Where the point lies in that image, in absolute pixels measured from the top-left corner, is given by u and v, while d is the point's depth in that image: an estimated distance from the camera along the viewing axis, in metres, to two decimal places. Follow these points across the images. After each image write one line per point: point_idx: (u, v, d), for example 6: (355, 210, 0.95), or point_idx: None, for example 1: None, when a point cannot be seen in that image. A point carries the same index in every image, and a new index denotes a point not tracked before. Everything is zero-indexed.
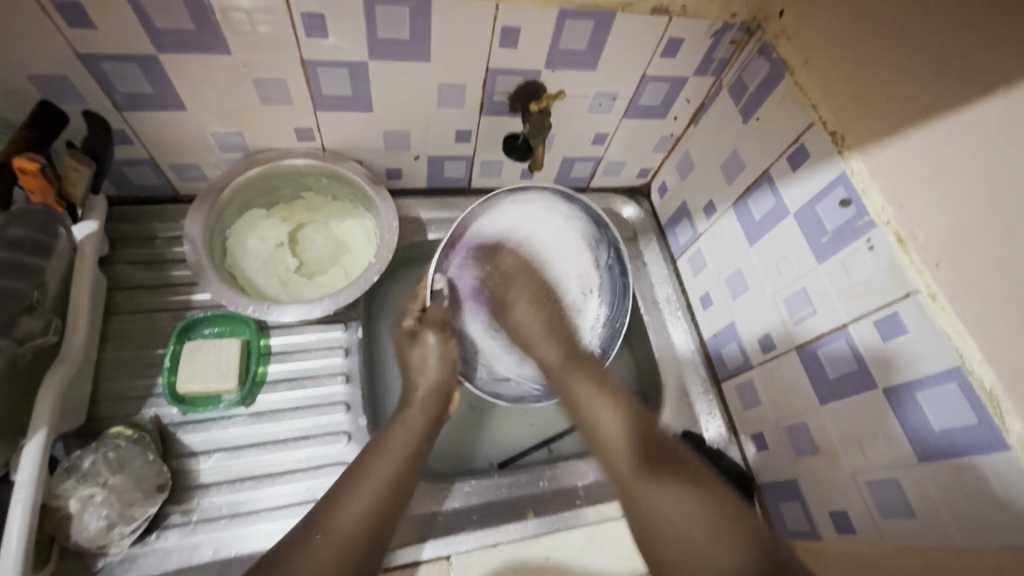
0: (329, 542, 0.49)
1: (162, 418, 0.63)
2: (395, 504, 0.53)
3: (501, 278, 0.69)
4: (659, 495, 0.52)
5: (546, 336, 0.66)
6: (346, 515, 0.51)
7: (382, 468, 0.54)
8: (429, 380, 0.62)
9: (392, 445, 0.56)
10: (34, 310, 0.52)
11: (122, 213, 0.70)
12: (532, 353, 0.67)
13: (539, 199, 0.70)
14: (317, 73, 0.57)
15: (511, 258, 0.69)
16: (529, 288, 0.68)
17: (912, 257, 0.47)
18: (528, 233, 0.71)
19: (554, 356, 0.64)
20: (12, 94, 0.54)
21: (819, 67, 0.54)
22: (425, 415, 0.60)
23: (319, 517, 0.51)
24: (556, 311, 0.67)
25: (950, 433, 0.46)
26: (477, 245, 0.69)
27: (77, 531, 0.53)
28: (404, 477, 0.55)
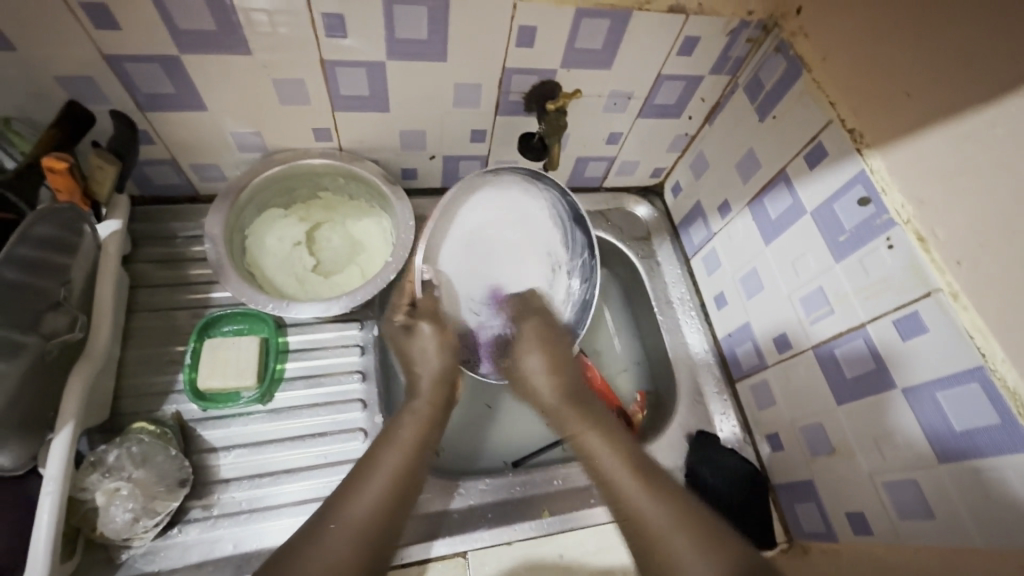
0: (347, 533, 0.46)
1: (183, 414, 0.64)
2: (406, 497, 0.51)
3: (519, 321, 0.66)
4: (642, 511, 0.50)
5: (549, 371, 0.61)
6: (361, 506, 0.48)
7: (393, 460, 0.52)
8: (430, 369, 0.60)
9: (401, 435, 0.54)
10: (62, 307, 0.53)
11: (144, 212, 0.71)
12: (539, 401, 0.61)
13: (509, 180, 0.69)
14: (335, 73, 0.58)
15: (518, 307, 0.67)
16: (547, 346, 0.63)
17: (933, 255, 0.46)
18: (499, 212, 0.69)
19: (554, 395, 0.59)
20: (40, 96, 0.55)
21: (837, 65, 0.54)
22: (432, 406, 0.58)
23: (333, 506, 0.48)
24: (560, 342, 0.64)
25: (970, 433, 0.45)
26: (454, 227, 0.67)
27: (103, 523, 0.54)
28: (416, 469, 0.53)
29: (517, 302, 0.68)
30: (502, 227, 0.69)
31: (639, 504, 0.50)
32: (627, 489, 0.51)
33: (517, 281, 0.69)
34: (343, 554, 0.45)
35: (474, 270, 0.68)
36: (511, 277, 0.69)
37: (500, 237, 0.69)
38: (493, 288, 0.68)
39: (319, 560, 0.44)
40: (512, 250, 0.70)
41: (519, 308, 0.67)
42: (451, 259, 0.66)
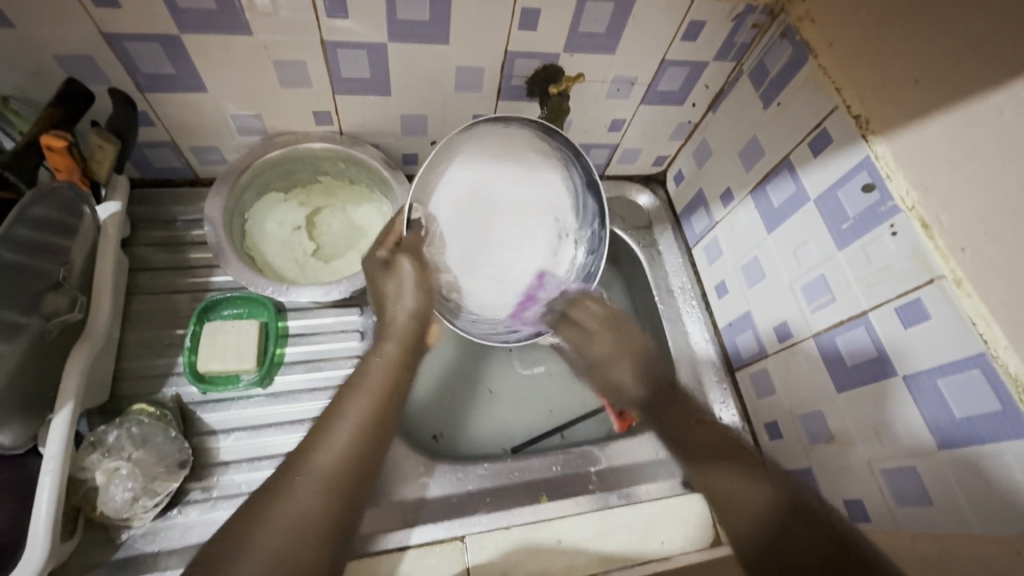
0: (312, 480, 0.43)
1: (183, 397, 0.64)
2: (377, 441, 0.48)
3: (584, 343, 0.62)
4: (716, 470, 0.52)
5: (636, 376, 0.60)
6: (329, 450, 0.45)
7: (362, 401, 0.49)
8: (407, 306, 0.55)
9: (370, 378, 0.51)
10: (61, 287, 0.53)
11: (144, 196, 0.71)
12: (623, 394, 0.61)
13: (521, 132, 0.63)
14: (336, 55, 0.57)
15: (574, 329, 0.63)
16: (631, 352, 0.61)
17: (937, 242, 0.46)
18: (506, 166, 0.63)
19: (643, 390, 0.59)
20: (39, 75, 0.55)
21: (844, 49, 0.53)
22: (400, 347, 0.53)
23: (300, 452, 0.45)
24: (639, 345, 0.61)
25: (971, 420, 0.45)
26: (453, 176, 0.62)
27: (103, 502, 0.54)
28: (386, 411, 0.50)
29: (574, 324, 0.63)
30: (506, 185, 0.64)
31: (711, 477, 0.52)
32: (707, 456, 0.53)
33: (518, 243, 0.65)
34: (314, 501, 0.42)
35: (471, 227, 0.63)
36: (511, 239, 0.64)
37: (502, 196, 0.64)
38: (490, 248, 0.64)
39: (286, 511, 0.41)
40: (515, 210, 0.64)
41: (583, 334, 0.62)
42: (443, 211, 0.61)
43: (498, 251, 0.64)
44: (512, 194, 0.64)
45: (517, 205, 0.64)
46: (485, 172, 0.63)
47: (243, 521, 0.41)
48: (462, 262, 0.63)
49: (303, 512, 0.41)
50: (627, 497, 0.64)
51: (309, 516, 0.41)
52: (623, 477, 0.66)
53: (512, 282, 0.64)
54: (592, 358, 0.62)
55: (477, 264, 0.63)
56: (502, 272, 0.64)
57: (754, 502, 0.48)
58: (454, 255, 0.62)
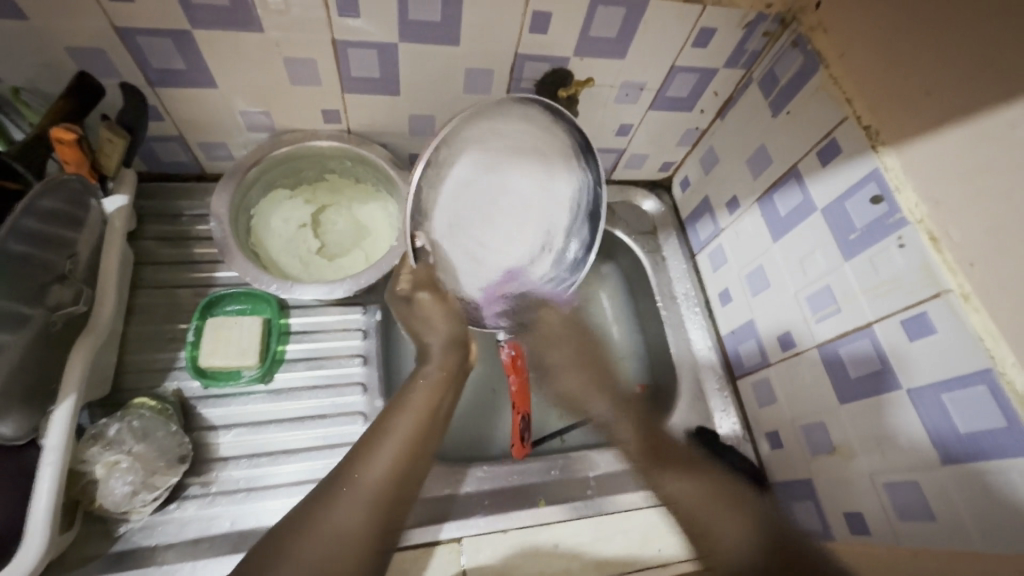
0: (360, 492, 0.45)
1: (184, 391, 0.64)
2: (419, 464, 0.49)
3: (542, 350, 0.70)
4: (675, 480, 0.57)
5: (592, 391, 0.68)
6: (375, 469, 0.46)
7: (408, 422, 0.50)
8: (438, 338, 0.58)
9: (415, 401, 0.52)
10: (66, 279, 0.53)
11: (150, 189, 0.71)
12: (583, 405, 0.69)
13: (560, 139, 0.61)
14: (346, 54, 0.57)
15: (538, 341, 0.69)
16: (586, 360, 0.70)
17: (945, 256, 0.46)
18: (517, 153, 0.60)
19: (602, 407, 0.66)
20: (49, 66, 0.55)
21: (856, 60, 0.53)
22: (442, 371, 0.56)
23: (347, 470, 0.46)
24: (600, 367, 0.69)
25: (975, 436, 0.45)
26: (477, 139, 0.58)
27: (102, 495, 0.54)
28: (428, 435, 0.51)
29: (535, 332, 0.69)
30: (526, 184, 0.62)
31: (668, 484, 0.58)
32: (663, 474, 0.59)
33: (505, 245, 0.62)
34: (358, 517, 0.43)
35: (471, 194, 0.59)
36: (499, 232, 0.62)
37: (513, 190, 0.62)
38: (480, 228, 0.60)
39: (335, 522, 0.42)
40: (513, 199, 0.62)
41: (544, 340, 0.69)
42: (451, 171, 0.57)
43: (483, 234, 0.61)
44: (512, 181, 0.61)
45: (520, 214, 0.63)
46: (493, 152, 0.59)
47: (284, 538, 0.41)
48: (446, 219, 0.58)
49: (349, 525, 0.42)
50: (625, 503, 0.64)
51: (350, 531, 0.42)
52: (623, 483, 0.67)
53: (480, 270, 0.61)
54: (548, 365, 0.71)
55: (465, 242, 0.60)
56: (481, 258, 0.61)
57: (730, 532, 0.51)
58: (447, 229, 0.58)
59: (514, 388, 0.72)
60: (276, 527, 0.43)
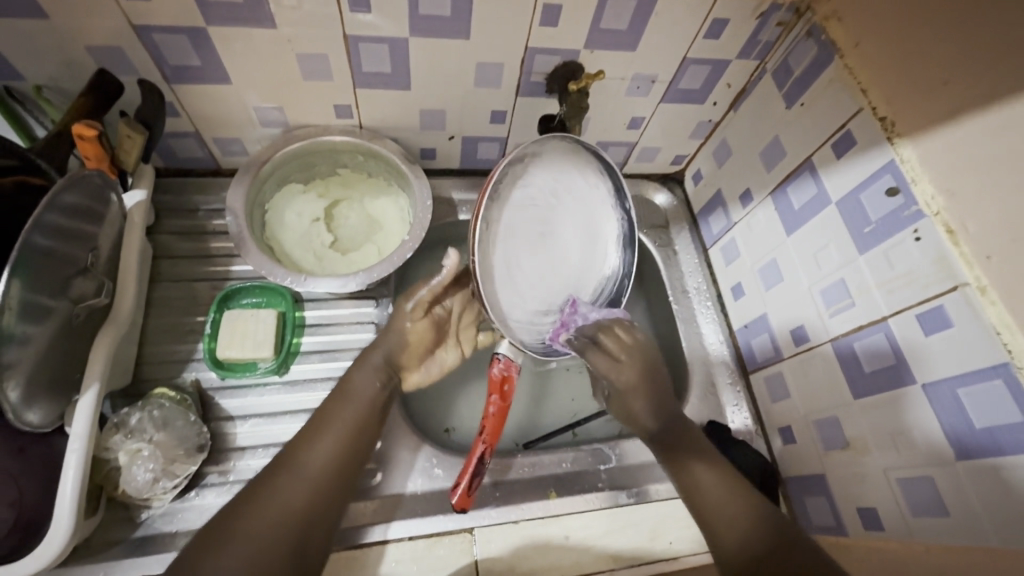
0: (300, 476, 0.48)
1: (202, 382, 0.65)
2: (357, 451, 0.53)
3: (612, 372, 0.57)
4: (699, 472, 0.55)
5: (649, 406, 0.58)
6: (316, 455, 0.50)
7: (351, 410, 0.54)
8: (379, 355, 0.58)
9: (357, 391, 0.56)
10: (88, 272, 0.54)
11: (168, 184, 0.73)
12: (636, 425, 0.59)
13: (611, 217, 0.66)
14: (357, 49, 0.58)
15: (603, 359, 0.57)
16: (652, 386, 0.58)
17: (962, 249, 0.45)
18: (579, 212, 0.64)
19: (653, 420, 0.58)
20: (71, 65, 0.56)
21: (872, 49, 0.52)
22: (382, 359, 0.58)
23: (290, 454, 0.50)
24: (659, 381, 0.59)
25: (991, 431, 0.44)
26: (556, 168, 0.61)
27: (125, 482, 0.56)
28: (364, 426, 0.54)
29: (602, 350, 0.58)
30: (572, 244, 0.64)
31: (694, 475, 0.55)
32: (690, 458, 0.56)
33: (536, 276, 0.61)
34: (298, 499, 0.47)
35: (534, 213, 0.61)
36: (540, 266, 0.61)
37: (565, 242, 0.64)
38: (516, 240, 0.59)
39: (275, 501, 0.46)
40: (562, 250, 0.63)
41: (610, 363, 0.57)
42: (529, 180, 0.59)
43: (530, 253, 0.60)
44: (568, 235, 0.64)
45: (556, 267, 0.62)
46: (565, 197, 0.63)
47: (222, 523, 0.43)
48: (509, 215, 0.58)
49: (291, 505, 0.46)
50: (637, 496, 0.64)
51: (291, 512, 0.46)
52: (633, 475, 0.67)
53: (512, 275, 0.58)
54: (617, 388, 0.58)
55: (518, 247, 0.59)
56: (519, 270, 0.59)
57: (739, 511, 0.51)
58: (506, 227, 0.58)
59: (490, 414, 0.59)
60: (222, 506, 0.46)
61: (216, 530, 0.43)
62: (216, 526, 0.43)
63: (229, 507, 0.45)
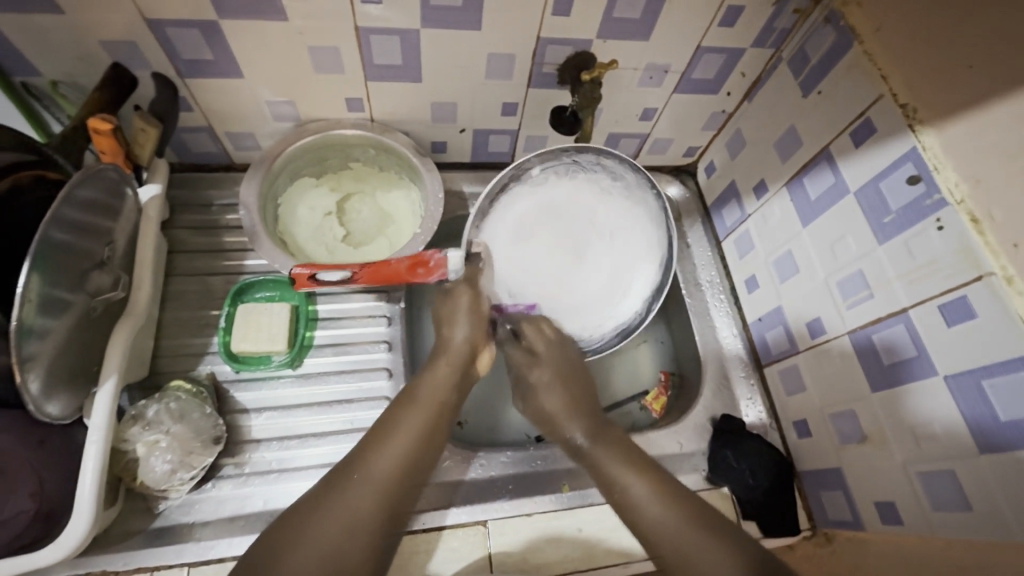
0: (368, 485, 0.46)
1: (217, 375, 0.66)
2: (419, 466, 0.50)
3: (528, 367, 0.63)
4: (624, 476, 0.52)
5: (570, 415, 0.59)
6: (385, 460, 0.48)
7: (417, 416, 0.52)
8: (462, 331, 0.59)
9: (425, 394, 0.54)
10: (104, 266, 0.55)
11: (181, 179, 0.73)
12: (556, 430, 0.60)
13: (632, 294, 0.69)
14: (369, 41, 0.58)
15: (520, 352, 0.64)
16: (573, 390, 0.61)
17: (987, 237, 0.44)
18: (612, 274, 0.69)
19: (579, 431, 0.58)
20: (84, 60, 0.57)
21: (894, 34, 0.51)
22: (450, 365, 0.57)
23: (357, 458, 0.48)
24: (581, 381, 0.62)
25: (1017, 424, 0.43)
26: (624, 215, 0.69)
27: (143, 473, 0.57)
28: (436, 428, 0.53)
29: (523, 346, 0.64)
30: (585, 282, 0.69)
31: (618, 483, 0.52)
32: (619, 468, 0.53)
33: (535, 256, 0.68)
34: (363, 509, 0.45)
35: (579, 227, 0.69)
36: (547, 262, 0.68)
37: (577, 280, 0.69)
38: (551, 225, 0.68)
39: (341, 510, 0.45)
40: (568, 278, 0.68)
41: (530, 356, 0.63)
42: (599, 198, 0.69)
43: (553, 245, 0.68)
44: (585, 277, 0.69)
45: (554, 286, 0.68)
46: (607, 251, 0.69)
47: (288, 529, 0.44)
48: (561, 201, 0.68)
49: (356, 514, 0.45)
50: None
51: (358, 522, 0.44)
52: None
53: (525, 233, 0.68)
54: (531, 383, 0.63)
55: (553, 234, 0.68)
56: (530, 241, 0.68)
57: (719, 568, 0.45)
58: (557, 204, 0.68)
59: (393, 266, 0.62)
60: (287, 513, 0.46)
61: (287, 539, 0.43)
62: (282, 534, 0.44)
63: (302, 509, 0.45)
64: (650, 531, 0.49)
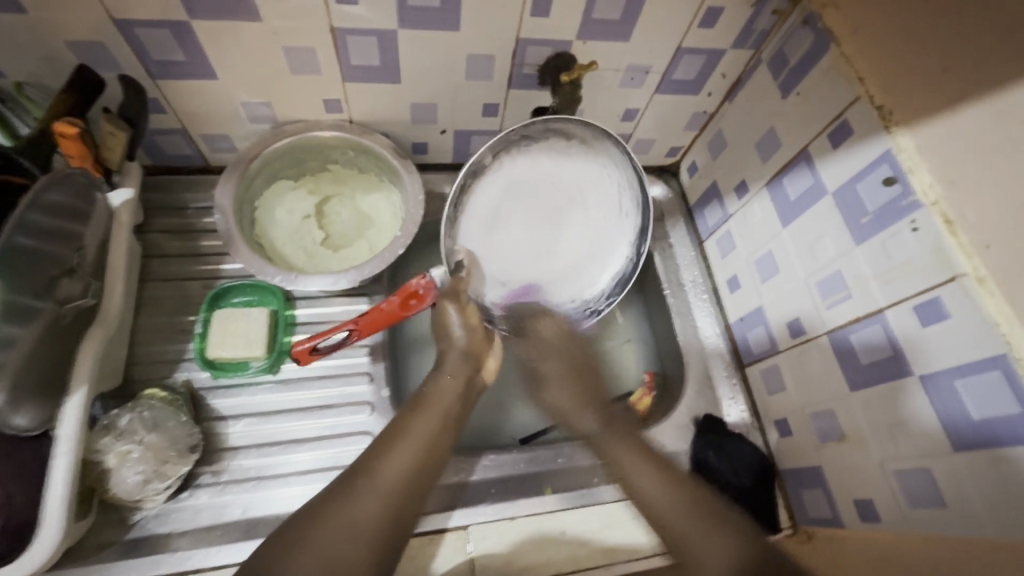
0: (377, 488, 0.46)
1: (194, 382, 0.65)
2: (429, 472, 0.50)
3: (540, 360, 0.65)
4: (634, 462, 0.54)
5: (580, 405, 0.61)
6: (393, 464, 0.48)
7: (427, 424, 0.52)
8: (459, 344, 0.59)
9: (435, 402, 0.54)
10: (74, 272, 0.54)
11: (155, 182, 0.72)
12: (570, 425, 0.62)
13: (619, 245, 0.70)
14: (346, 42, 0.57)
15: (530, 344, 0.67)
16: (580, 374, 0.64)
17: (960, 238, 0.44)
18: (590, 230, 0.70)
19: (591, 423, 0.60)
20: (50, 60, 0.55)
21: (871, 38, 0.51)
22: (454, 378, 0.57)
23: (367, 461, 0.48)
24: (589, 375, 0.63)
25: (989, 423, 0.44)
26: (584, 173, 0.69)
27: (115, 484, 0.55)
28: (443, 434, 0.53)
29: (528, 337, 0.67)
30: (572, 249, 0.70)
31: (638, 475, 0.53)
32: (630, 459, 0.55)
33: (514, 235, 0.68)
34: (372, 510, 0.45)
35: (549, 194, 0.69)
36: (526, 237, 0.69)
37: (562, 248, 0.70)
38: (519, 205, 0.68)
39: (350, 512, 0.44)
40: (551, 246, 0.70)
41: (539, 348, 0.66)
42: (558, 164, 0.68)
43: (526, 220, 0.68)
44: (568, 243, 0.70)
45: (542, 258, 0.70)
46: (581, 211, 0.70)
47: (298, 530, 0.43)
48: (520, 173, 0.67)
49: (363, 516, 0.44)
50: None
51: (365, 523, 0.44)
52: None
53: (492, 216, 0.67)
54: (540, 375, 0.65)
55: (521, 209, 0.68)
56: (503, 222, 0.67)
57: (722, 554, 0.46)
58: (516, 178, 0.67)
59: (385, 309, 0.61)
60: (296, 515, 0.44)
61: (295, 540, 0.42)
62: (289, 535, 0.43)
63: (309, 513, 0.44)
64: (669, 525, 0.50)
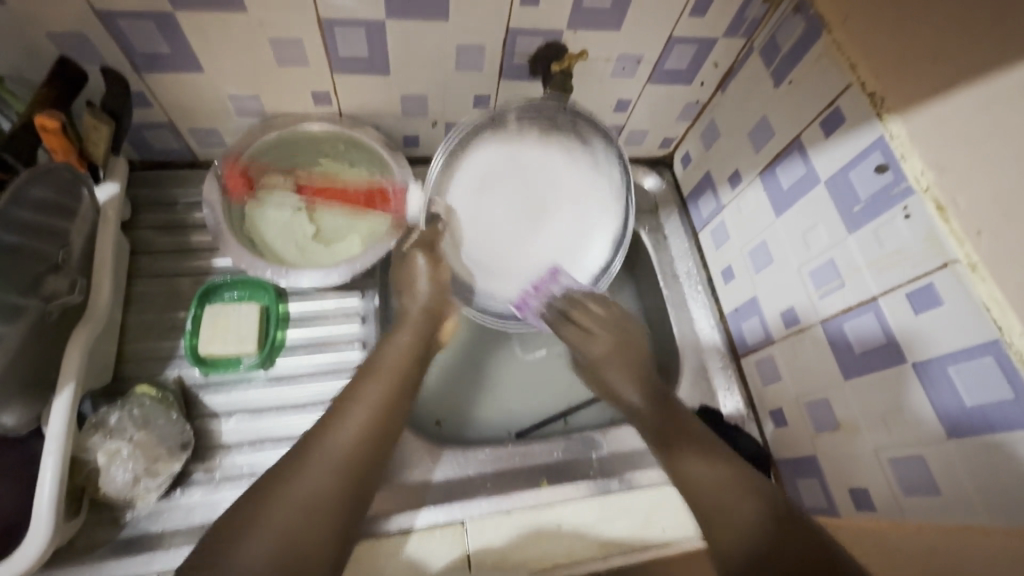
0: (324, 462, 0.45)
1: (185, 379, 0.64)
2: (381, 442, 0.48)
3: (585, 343, 0.60)
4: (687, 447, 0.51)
5: (629, 380, 0.58)
6: (342, 436, 0.46)
7: (377, 390, 0.50)
8: (418, 301, 0.57)
9: (386, 367, 0.52)
10: (60, 269, 0.53)
11: (144, 177, 0.71)
12: (619, 402, 0.59)
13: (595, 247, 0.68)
14: (333, 33, 0.56)
15: (575, 332, 0.61)
16: (631, 357, 0.59)
17: (952, 225, 0.44)
18: (573, 233, 0.68)
19: (639, 399, 0.57)
20: (32, 53, 0.54)
21: (861, 24, 0.51)
22: (410, 339, 0.55)
23: (315, 433, 0.47)
24: (637, 353, 0.59)
25: (982, 409, 0.44)
26: (581, 177, 0.68)
27: (106, 483, 0.55)
28: (397, 402, 0.51)
29: (575, 324, 0.62)
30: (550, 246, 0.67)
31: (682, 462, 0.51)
32: (677, 442, 0.52)
33: (499, 214, 0.66)
34: (320, 487, 0.43)
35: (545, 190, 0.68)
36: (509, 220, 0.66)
37: (540, 245, 0.67)
38: (513, 187, 0.67)
39: (299, 490, 0.43)
40: (530, 242, 0.67)
41: (583, 335, 0.61)
42: (563, 162, 0.68)
43: (518, 207, 0.67)
44: (548, 244, 0.67)
45: (512, 247, 0.66)
46: (573, 215, 0.68)
47: (249, 508, 0.42)
48: (529, 159, 0.67)
49: (310, 494, 0.43)
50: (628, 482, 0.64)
51: (314, 502, 0.43)
52: (626, 462, 0.67)
53: (488, 189, 0.66)
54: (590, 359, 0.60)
55: (518, 195, 0.67)
56: (495, 200, 0.66)
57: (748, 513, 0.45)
58: (523, 165, 0.67)
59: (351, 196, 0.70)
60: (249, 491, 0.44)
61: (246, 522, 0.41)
62: (239, 517, 0.42)
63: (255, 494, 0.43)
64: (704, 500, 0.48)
